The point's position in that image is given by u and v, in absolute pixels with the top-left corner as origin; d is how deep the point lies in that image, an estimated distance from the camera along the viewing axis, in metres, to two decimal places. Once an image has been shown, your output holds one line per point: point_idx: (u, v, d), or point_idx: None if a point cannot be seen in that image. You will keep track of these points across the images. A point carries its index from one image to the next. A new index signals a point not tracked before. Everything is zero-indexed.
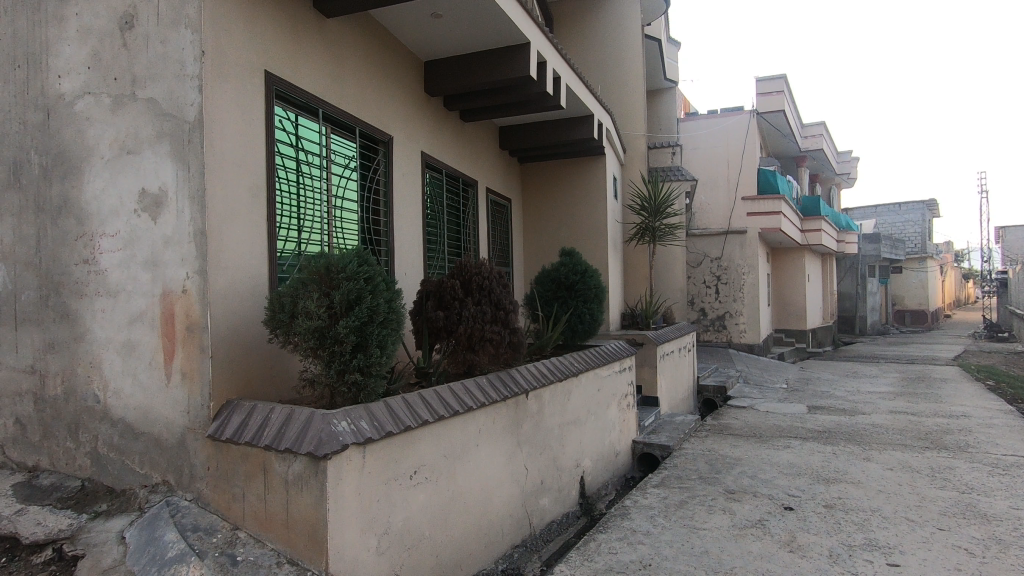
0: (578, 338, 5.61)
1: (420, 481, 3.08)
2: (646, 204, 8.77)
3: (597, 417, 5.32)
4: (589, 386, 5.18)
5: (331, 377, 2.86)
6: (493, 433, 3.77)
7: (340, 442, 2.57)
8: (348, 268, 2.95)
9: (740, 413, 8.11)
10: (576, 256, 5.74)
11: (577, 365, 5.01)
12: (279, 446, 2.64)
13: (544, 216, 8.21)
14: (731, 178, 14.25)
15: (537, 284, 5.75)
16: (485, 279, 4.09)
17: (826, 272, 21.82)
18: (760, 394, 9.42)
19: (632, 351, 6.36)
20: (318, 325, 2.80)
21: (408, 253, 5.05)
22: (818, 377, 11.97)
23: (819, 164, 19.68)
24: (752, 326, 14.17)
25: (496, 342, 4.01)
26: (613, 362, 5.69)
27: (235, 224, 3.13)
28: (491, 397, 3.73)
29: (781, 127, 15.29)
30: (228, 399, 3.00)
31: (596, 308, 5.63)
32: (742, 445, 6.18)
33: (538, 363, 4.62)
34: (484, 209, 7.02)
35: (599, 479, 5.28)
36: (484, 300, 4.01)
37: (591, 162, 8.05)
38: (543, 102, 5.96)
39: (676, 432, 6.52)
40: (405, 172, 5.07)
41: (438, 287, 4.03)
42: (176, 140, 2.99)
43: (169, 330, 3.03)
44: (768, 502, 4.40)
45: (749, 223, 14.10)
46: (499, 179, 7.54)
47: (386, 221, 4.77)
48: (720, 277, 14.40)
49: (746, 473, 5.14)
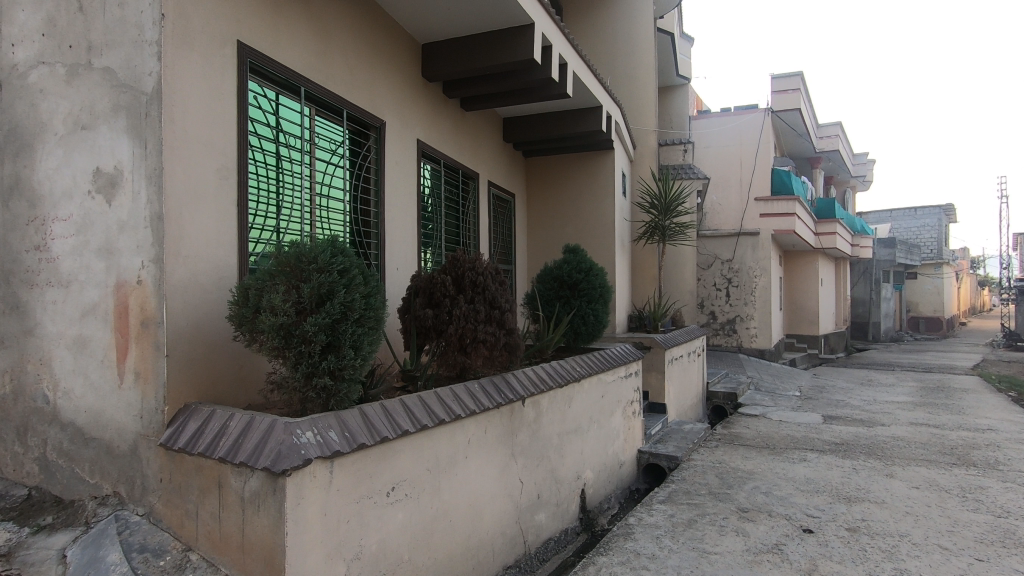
0: (583, 341, 5.25)
1: (398, 499, 2.75)
2: (656, 202, 8.42)
3: (600, 425, 4.97)
4: (592, 392, 4.84)
5: (297, 381, 2.54)
6: (485, 443, 3.43)
7: (302, 456, 2.25)
8: (321, 259, 2.63)
9: (752, 422, 7.71)
10: (581, 252, 5.39)
11: (580, 369, 4.67)
12: (234, 459, 2.33)
13: (549, 212, 7.88)
14: (744, 177, 13.87)
15: (539, 283, 5.41)
16: (480, 274, 3.75)
17: (839, 276, 21.30)
18: (772, 402, 9.02)
19: (639, 355, 6.01)
20: (283, 322, 2.49)
21: (401, 247, 4.74)
22: (832, 384, 11.54)
23: (834, 166, 19.20)
24: (764, 331, 13.72)
25: (490, 344, 3.67)
26: (618, 367, 5.35)
27: (199, 209, 2.83)
28: (482, 404, 3.40)
29: (796, 126, 14.86)
30: (186, 403, 2.70)
31: (601, 309, 5.28)
32: (755, 457, 5.81)
33: (538, 367, 4.27)
34: (486, 203, 6.69)
35: (601, 492, 4.93)
36: (477, 297, 3.67)
37: (599, 156, 7.71)
38: (548, 90, 5.62)
39: (684, 441, 6.17)
40: (400, 160, 4.76)
41: (427, 283, 3.71)
42: (133, 114, 2.68)
43: (123, 325, 2.72)
44: (785, 524, 4.04)
45: (762, 224, 13.67)
46: (502, 172, 7.21)
47: (377, 212, 4.46)
48: (731, 279, 14.01)
49: (760, 489, 4.77)
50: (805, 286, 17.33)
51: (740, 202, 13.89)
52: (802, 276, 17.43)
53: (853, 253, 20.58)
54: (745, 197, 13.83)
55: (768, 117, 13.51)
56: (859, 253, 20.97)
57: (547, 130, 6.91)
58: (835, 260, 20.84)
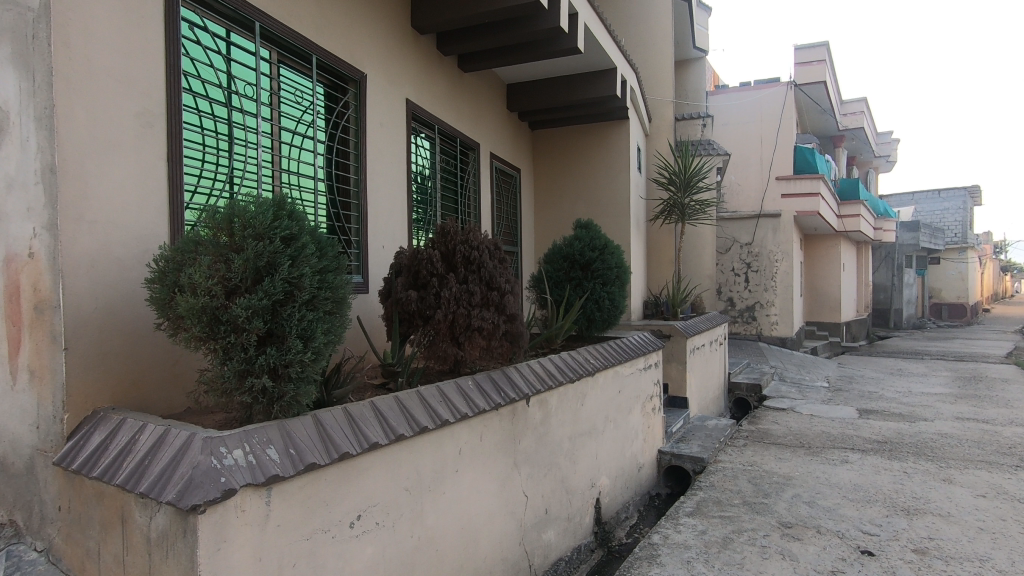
0: (597, 329, 4.60)
1: (366, 530, 2.15)
2: (675, 177, 7.74)
3: (617, 425, 4.36)
4: (607, 387, 4.22)
5: (227, 383, 1.94)
6: (480, 452, 2.83)
7: (222, 486, 1.65)
8: (261, 222, 1.99)
9: (780, 416, 7.07)
10: (594, 227, 4.74)
11: (594, 362, 4.05)
12: (135, 488, 1.73)
13: (558, 190, 7.24)
14: (765, 156, 13.10)
15: (547, 263, 4.77)
16: (477, 249, 3.11)
17: (861, 261, 20.42)
18: (800, 394, 8.35)
19: (659, 344, 5.37)
20: (205, 305, 1.88)
21: (388, 222, 4.13)
22: (861, 375, 10.82)
23: (858, 144, 18.24)
24: (785, 318, 13.00)
25: (487, 332, 3.06)
26: (636, 358, 4.72)
27: (112, 164, 2.22)
28: (477, 406, 2.78)
29: (820, 101, 14.03)
30: (95, 410, 2.11)
31: (618, 292, 4.63)
32: (790, 459, 5.18)
33: (545, 359, 3.65)
34: (488, 176, 6.04)
35: (618, 500, 4.34)
36: (472, 276, 3.04)
37: (613, 127, 7.02)
38: (555, 44, 4.93)
39: (710, 439, 5.55)
40: (386, 122, 4.13)
41: (412, 260, 3.08)
42: (18, 38, 2.06)
43: (13, 310, 2.10)
44: (839, 543, 3.41)
45: (784, 205, 12.89)
46: (506, 144, 6.57)
47: (357, 180, 3.84)
48: (751, 264, 13.29)
49: (802, 499, 4.15)
50: (827, 271, 16.53)
51: (760, 182, 13.10)
52: (824, 260, 16.61)
53: (875, 236, 19.67)
54: (766, 177, 13.03)
55: (791, 90, 12.65)
56: (882, 236, 20.07)
57: (554, 95, 6.25)
58: (856, 243, 19.94)
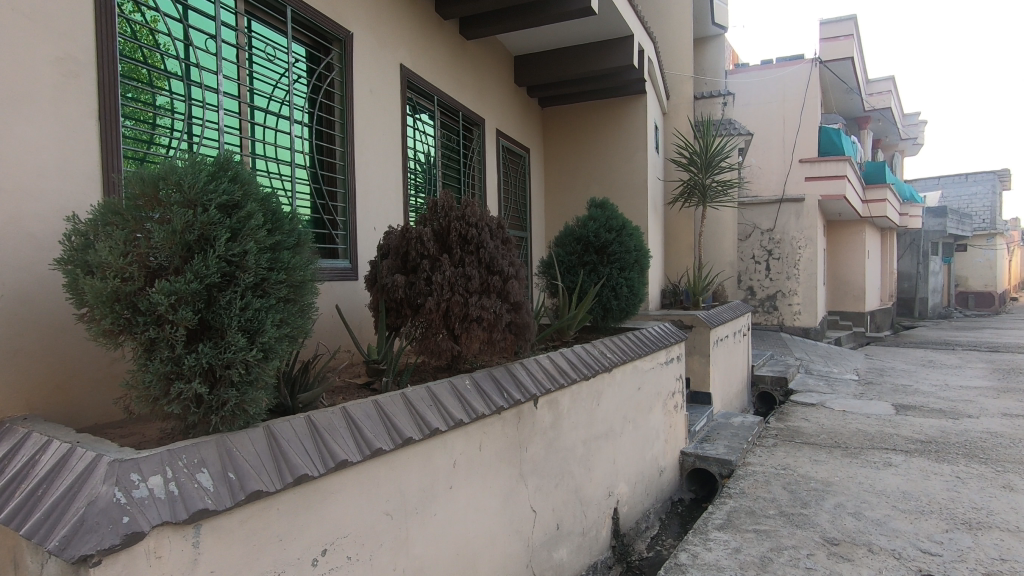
0: (614, 320, 4.15)
1: (335, 568, 1.74)
2: (695, 157, 7.22)
3: (636, 426, 3.93)
4: (626, 384, 3.79)
5: (150, 389, 1.52)
6: (480, 464, 2.40)
7: (124, 529, 1.24)
8: (191, 185, 1.57)
9: (810, 412, 6.58)
10: (610, 207, 4.28)
11: (611, 356, 3.60)
12: (20, 526, 1.33)
13: (571, 170, 6.79)
14: (787, 137, 12.45)
15: (558, 247, 4.33)
16: (475, 227, 2.66)
17: (885, 249, 19.66)
18: (829, 388, 7.84)
19: (682, 336, 4.91)
20: (117, 289, 1.47)
21: (380, 201, 3.71)
22: (892, 366, 10.25)
23: (884, 126, 17.44)
24: (809, 307, 12.44)
25: (488, 323, 2.63)
26: (657, 351, 4.27)
27: (20, 119, 1.82)
28: (475, 410, 2.35)
29: (846, 79, 13.34)
30: (4, 419, 1.72)
31: (636, 278, 4.17)
32: (827, 461, 4.72)
33: (556, 354, 3.21)
34: (494, 155, 5.60)
35: (638, 508, 3.92)
36: (469, 258, 2.60)
37: (629, 102, 6.52)
38: (566, 4, 4.42)
39: (736, 438, 5.10)
40: (377, 88, 3.69)
41: (400, 240, 2.64)
42: None
43: None
44: (896, 566, 2.95)
45: (808, 188, 12.27)
46: (514, 122, 6.12)
47: (344, 152, 3.42)
48: (772, 251, 12.72)
49: (847, 510, 3.69)
50: (850, 259, 15.87)
51: (782, 165, 12.47)
52: (848, 248, 15.94)
53: (901, 222, 18.91)
54: (788, 159, 12.40)
55: (817, 68, 11.96)
56: (908, 223, 19.29)
57: (565, 67, 5.78)
58: (881, 230, 19.18)
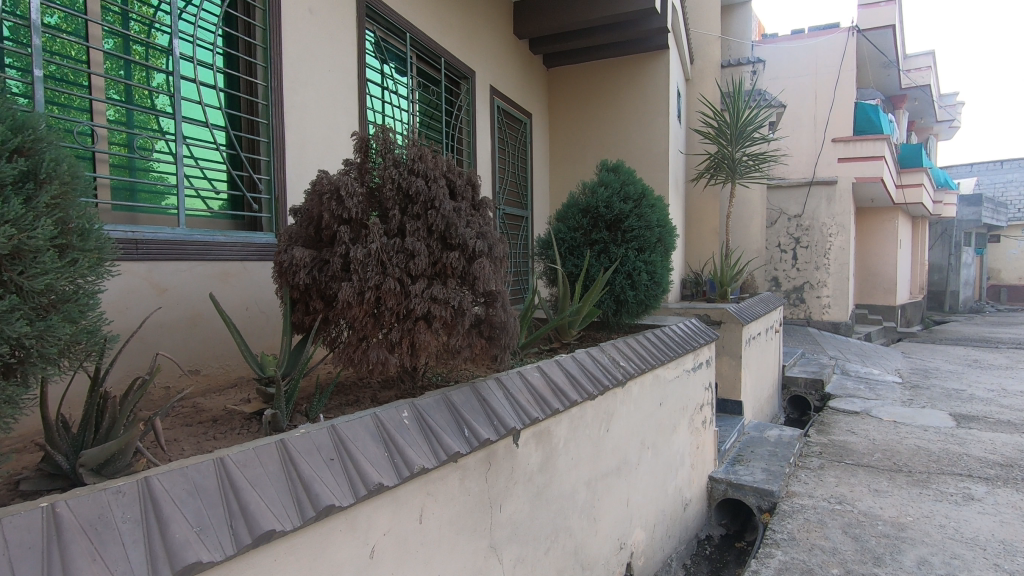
0: (629, 317, 3.26)
1: None
2: (724, 126, 6.26)
3: (656, 452, 3.05)
4: (644, 399, 2.90)
5: None
6: (419, 547, 1.52)
7: None
8: None
9: (855, 423, 5.64)
10: (625, 170, 3.36)
11: (625, 366, 2.71)
12: None
13: (579, 140, 5.89)
14: (819, 113, 11.33)
15: (559, 222, 3.45)
16: (424, 179, 1.76)
17: (917, 239, 18.38)
18: (872, 393, 6.88)
19: (711, 334, 4.00)
20: None
21: (324, 158, 2.83)
22: (936, 367, 9.22)
23: (920, 106, 16.15)
24: (839, 300, 11.41)
25: (442, 322, 1.75)
26: (684, 355, 3.37)
27: None
28: (410, 463, 1.47)
29: (885, 50, 12.17)
30: None
31: (659, 262, 3.26)
32: (892, 493, 3.80)
33: (549, 364, 2.32)
34: (487, 115, 4.70)
35: (657, 557, 3.05)
36: (412, 225, 1.71)
37: (650, 60, 5.55)
38: None
39: (775, 458, 4.21)
40: (319, 9, 2.80)
41: (311, 198, 1.75)
42: None
43: None
44: None
45: (841, 170, 11.19)
46: (513, 79, 5.21)
47: (266, 87, 2.55)
48: (800, 238, 11.67)
49: (935, 571, 2.79)
50: (882, 248, 14.73)
51: (813, 145, 11.37)
52: (879, 236, 14.78)
53: (935, 209, 17.65)
54: (820, 138, 11.30)
55: (854, 36, 10.82)
56: (942, 211, 18.04)
57: (574, 12, 4.84)
58: (913, 218, 17.92)
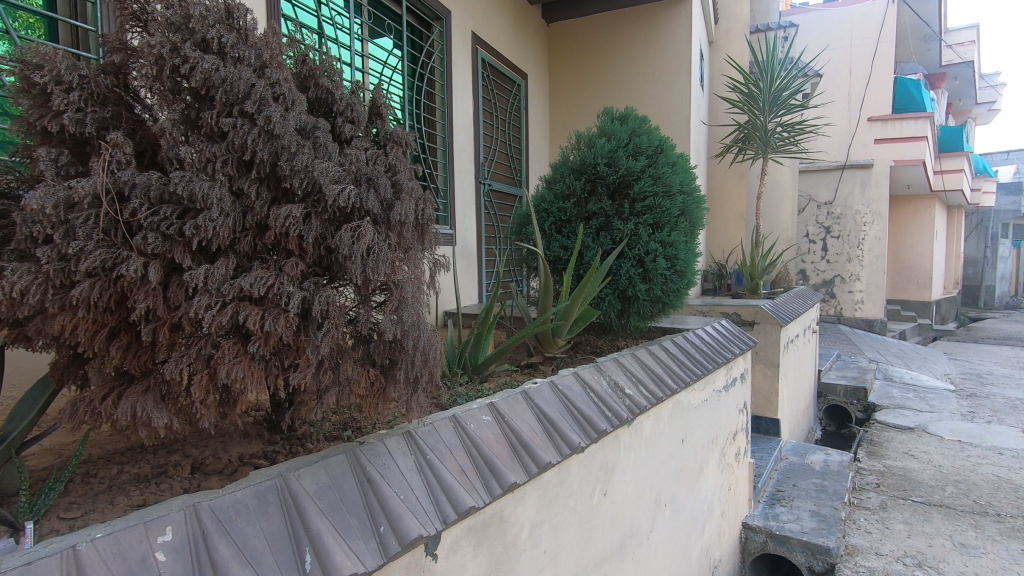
0: (639, 319, 2.39)
1: None
2: (756, 92, 5.31)
3: (676, 508, 2.19)
4: (660, 435, 2.04)
5: None
6: None
7: None
8: None
9: (912, 443, 4.71)
10: (635, 119, 2.48)
11: (632, 391, 1.85)
12: None
13: (584, 106, 5.00)
14: (853, 90, 10.33)
15: (546, 188, 2.59)
16: (233, 60, 0.90)
17: (953, 230, 17.15)
18: (924, 404, 5.92)
19: (748, 341, 3.11)
20: None
21: None
22: (988, 371, 8.18)
23: (960, 86, 14.94)
24: (873, 296, 10.31)
25: (269, 341, 0.90)
26: (714, 371, 2.51)
27: None
28: None
29: (928, 20, 11.07)
30: None
31: (682, 244, 2.37)
32: (986, 550, 2.89)
33: (509, 397, 1.48)
34: (468, 68, 3.83)
35: None
36: (200, 150, 0.86)
37: (668, 9, 4.62)
38: None
39: (825, 493, 3.32)
40: None
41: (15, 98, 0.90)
42: None
43: None
44: None
45: (876, 152, 10.11)
46: (504, 31, 4.34)
47: None
48: (829, 227, 10.56)
49: None
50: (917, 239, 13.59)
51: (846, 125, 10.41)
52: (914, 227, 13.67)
53: (973, 199, 16.40)
54: (855, 117, 10.26)
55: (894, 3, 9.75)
56: (980, 200, 16.76)
57: None
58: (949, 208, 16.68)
